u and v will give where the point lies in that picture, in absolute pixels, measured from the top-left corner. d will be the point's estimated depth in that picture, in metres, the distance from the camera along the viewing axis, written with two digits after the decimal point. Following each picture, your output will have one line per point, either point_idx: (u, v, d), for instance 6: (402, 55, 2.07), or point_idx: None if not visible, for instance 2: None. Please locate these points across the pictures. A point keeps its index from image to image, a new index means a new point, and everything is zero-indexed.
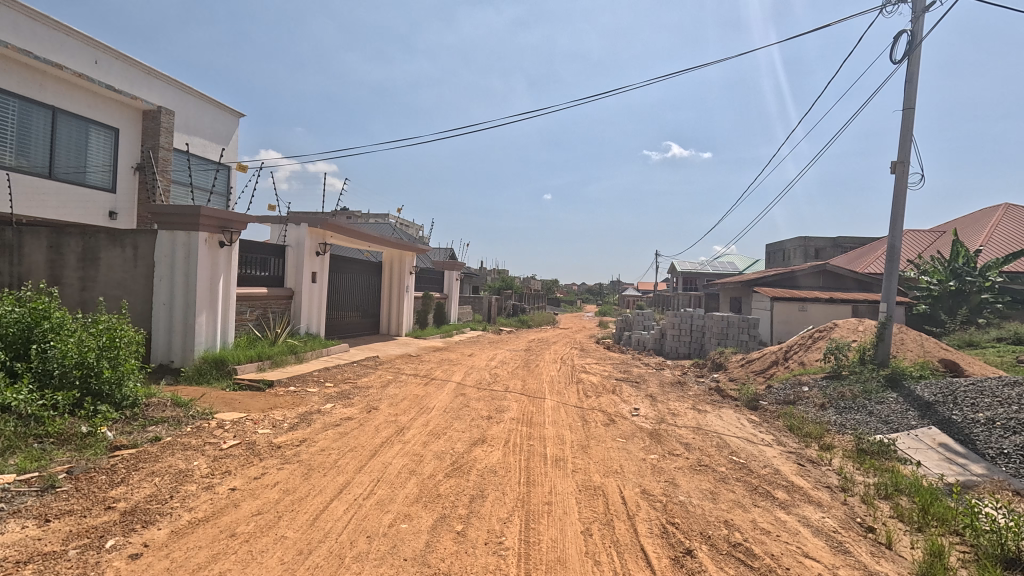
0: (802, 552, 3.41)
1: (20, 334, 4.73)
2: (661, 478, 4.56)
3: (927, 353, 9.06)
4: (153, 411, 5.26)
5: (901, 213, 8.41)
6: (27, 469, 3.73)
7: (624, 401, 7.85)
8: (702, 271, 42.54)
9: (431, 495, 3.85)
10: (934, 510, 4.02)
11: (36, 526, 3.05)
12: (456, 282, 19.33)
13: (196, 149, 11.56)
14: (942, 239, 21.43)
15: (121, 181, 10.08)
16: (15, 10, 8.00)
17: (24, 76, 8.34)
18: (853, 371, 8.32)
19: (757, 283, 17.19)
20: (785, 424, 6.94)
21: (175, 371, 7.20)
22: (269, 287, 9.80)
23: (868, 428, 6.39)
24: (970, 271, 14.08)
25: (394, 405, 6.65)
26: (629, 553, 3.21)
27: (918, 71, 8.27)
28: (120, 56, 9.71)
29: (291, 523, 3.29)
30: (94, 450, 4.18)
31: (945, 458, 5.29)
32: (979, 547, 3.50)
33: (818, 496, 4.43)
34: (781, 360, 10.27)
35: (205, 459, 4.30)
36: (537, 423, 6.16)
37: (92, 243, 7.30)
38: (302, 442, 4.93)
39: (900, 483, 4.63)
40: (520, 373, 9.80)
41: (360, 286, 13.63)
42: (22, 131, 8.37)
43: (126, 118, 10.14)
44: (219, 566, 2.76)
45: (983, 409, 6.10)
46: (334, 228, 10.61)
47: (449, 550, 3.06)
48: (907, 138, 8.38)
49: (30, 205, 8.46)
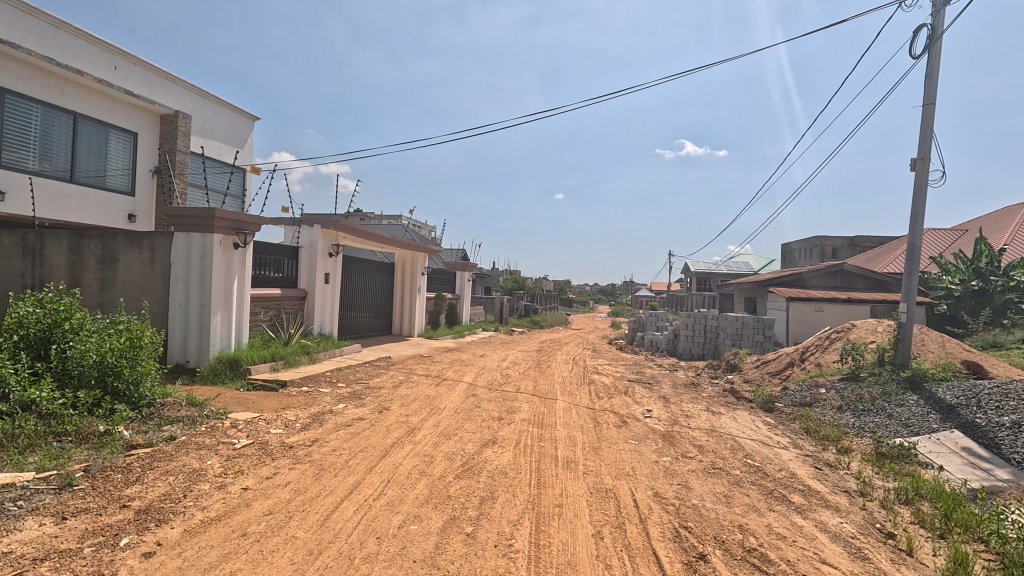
0: (820, 558, 3.32)
1: (41, 334, 4.86)
2: (675, 481, 4.51)
3: (948, 353, 8.85)
4: (169, 411, 5.33)
5: (922, 209, 8.20)
6: (47, 467, 3.81)
7: (637, 402, 7.78)
8: (715, 270, 42.26)
9: (442, 497, 3.84)
10: (957, 517, 3.89)
11: (53, 524, 3.10)
12: (468, 283, 19.35)
13: (212, 152, 11.72)
14: (965, 237, 21.03)
15: (139, 184, 10.25)
16: (37, 18, 8.20)
17: (47, 82, 8.57)
18: (872, 373, 8.17)
19: (772, 283, 17.02)
20: (802, 426, 6.82)
21: (191, 371, 7.32)
22: (283, 287, 9.90)
23: (888, 431, 6.24)
24: (994, 271, 13.62)
25: (407, 405, 6.68)
26: (641, 557, 3.17)
27: (939, 66, 8.06)
28: (138, 61, 9.86)
29: (302, 523, 3.30)
30: (111, 449, 4.25)
31: (968, 462, 5.16)
32: (1005, 556, 3.35)
33: (836, 500, 4.34)
34: (797, 360, 10.12)
35: (218, 459, 4.34)
36: (548, 425, 6.12)
37: (112, 244, 7.42)
38: (314, 442, 4.96)
39: (921, 488, 4.50)
40: (532, 374, 9.86)
41: (372, 287, 13.68)
42: (46, 136, 8.60)
43: (144, 123, 10.32)
44: (231, 565, 2.77)
45: (1008, 412, 5.90)
46: (345, 228, 10.63)
47: (459, 552, 3.05)
48: (927, 133, 8.19)
49: (52, 208, 8.68)
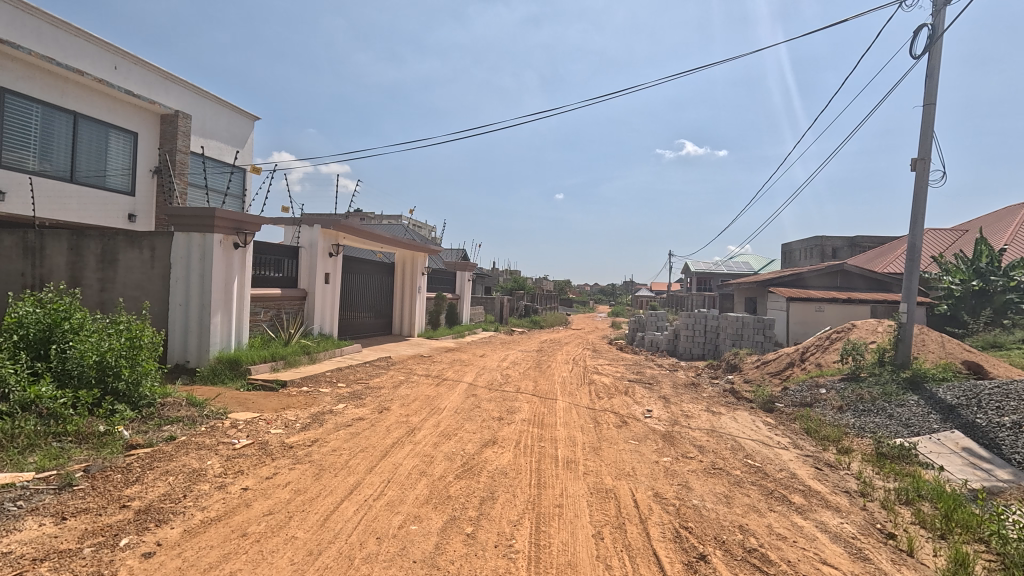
0: (820, 559, 3.32)
1: (41, 334, 4.85)
2: (675, 481, 4.50)
3: (948, 353, 8.85)
4: (169, 411, 5.32)
5: (922, 209, 8.20)
6: (47, 467, 3.81)
7: (637, 402, 7.78)
8: (715, 270, 42.26)
9: (442, 497, 3.84)
10: (958, 517, 3.88)
11: (52, 524, 3.10)
12: (468, 283, 19.35)
13: (212, 152, 11.72)
14: (965, 237, 21.03)
15: (139, 183, 10.25)
16: (37, 18, 8.20)
17: (47, 82, 8.57)
18: (872, 373, 8.16)
19: (773, 283, 17.01)
20: (802, 426, 6.81)
21: (191, 371, 7.31)
22: (283, 287, 9.89)
23: (888, 431, 6.24)
24: (994, 272, 13.61)
25: (407, 406, 6.67)
26: (641, 557, 3.17)
27: (939, 66, 8.06)
28: (138, 61, 9.85)
29: (302, 523, 3.30)
30: (111, 449, 4.25)
31: (968, 463, 5.16)
32: (1006, 556, 3.35)
33: (836, 501, 4.34)
34: (798, 361, 10.11)
35: (217, 459, 4.33)
36: (548, 425, 6.12)
37: (112, 244, 7.42)
38: (314, 442, 4.95)
39: (922, 488, 4.49)
40: (532, 374, 9.85)
41: (372, 287, 13.68)
42: (46, 135, 8.60)
43: (144, 123, 10.31)
44: (231, 565, 2.77)
45: (1008, 412, 5.89)
46: (345, 228, 10.62)
47: (459, 553, 3.04)
48: (927, 133, 8.19)
49: (52, 208, 8.68)
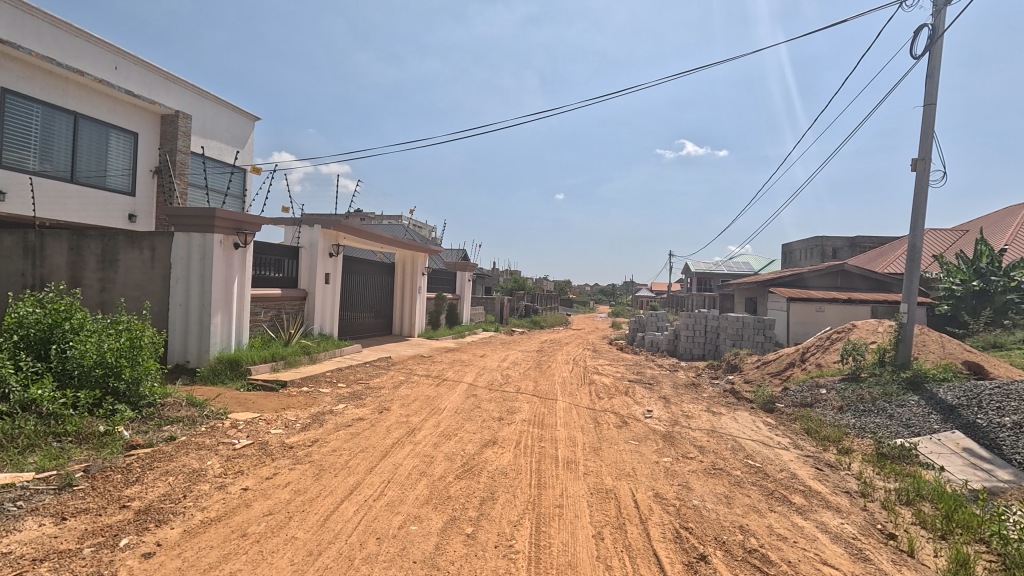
0: (821, 559, 3.31)
1: (41, 334, 4.85)
2: (675, 482, 4.50)
3: (948, 353, 8.85)
4: (169, 411, 5.32)
5: (923, 209, 8.19)
6: (47, 467, 3.81)
7: (637, 403, 7.77)
8: (715, 270, 42.27)
9: (442, 497, 3.84)
10: (959, 518, 3.88)
11: (52, 524, 3.10)
12: (469, 283, 19.34)
13: (212, 152, 11.72)
14: (965, 238, 21.01)
15: (140, 184, 10.26)
16: (37, 17, 8.20)
17: (48, 82, 8.58)
18: (873, 373, 8.15)
19: (773, 283, 17.01)
20: (802, 427, 6.81)
21: (192, 371, 7.31)
22: (283, 287, 9.90)
23: (888, 431, 6.24)
24: (994, 272, 13.63)
25: (407, 406, 6.67)
26: (642, 557, 3.16)
27: (940, 65, 8.05)
28: (138, 61, 9.86)
29: (302, 523, 3.30)
30: (111, 449, 4.25)
31: (969, 463, 5.16)
32: (1006, 557, 3.35)
33: (837, 501, 4.34)
34: (798, 361, 10.11)
35: (217, 459, 4.33)
36: (548, 425, 6.12)
37: (112, 244, 7.42)
38: (314, 443, 4.95)
39: (922, 489, 4.49)
40: (532, 374, 9.85)
41: (372, 287, 13.68)
42: (46, 136, 8.61)
43: (144, 123, 10.31)
44: (230, 565, 2.77)
45: (1009, 412, 5.89)
46: (345, 228, 10.61)
47: (458, 553, 3.04)
48: (927, 133, 8.18)
49: (53, 208, 8.68)
